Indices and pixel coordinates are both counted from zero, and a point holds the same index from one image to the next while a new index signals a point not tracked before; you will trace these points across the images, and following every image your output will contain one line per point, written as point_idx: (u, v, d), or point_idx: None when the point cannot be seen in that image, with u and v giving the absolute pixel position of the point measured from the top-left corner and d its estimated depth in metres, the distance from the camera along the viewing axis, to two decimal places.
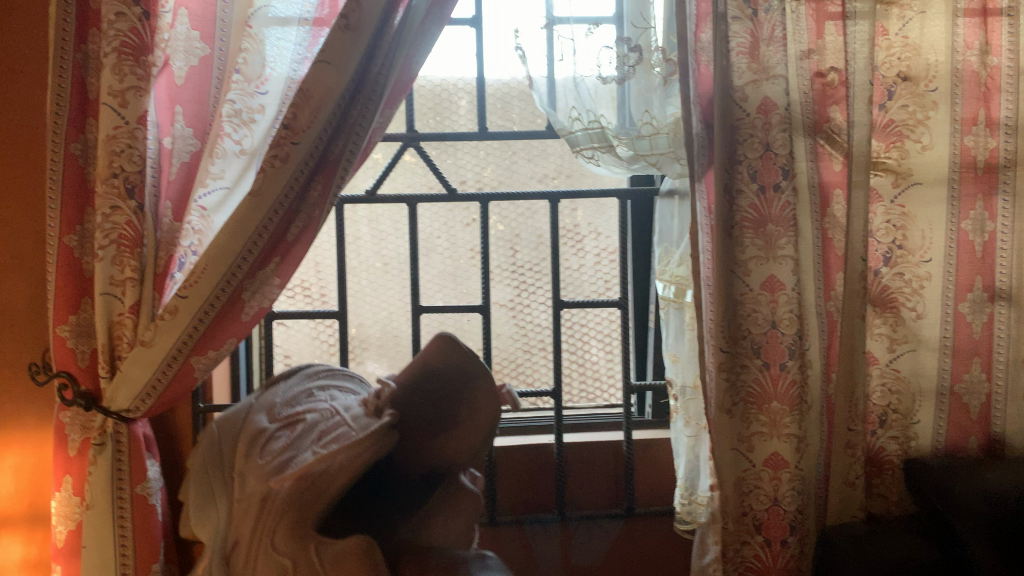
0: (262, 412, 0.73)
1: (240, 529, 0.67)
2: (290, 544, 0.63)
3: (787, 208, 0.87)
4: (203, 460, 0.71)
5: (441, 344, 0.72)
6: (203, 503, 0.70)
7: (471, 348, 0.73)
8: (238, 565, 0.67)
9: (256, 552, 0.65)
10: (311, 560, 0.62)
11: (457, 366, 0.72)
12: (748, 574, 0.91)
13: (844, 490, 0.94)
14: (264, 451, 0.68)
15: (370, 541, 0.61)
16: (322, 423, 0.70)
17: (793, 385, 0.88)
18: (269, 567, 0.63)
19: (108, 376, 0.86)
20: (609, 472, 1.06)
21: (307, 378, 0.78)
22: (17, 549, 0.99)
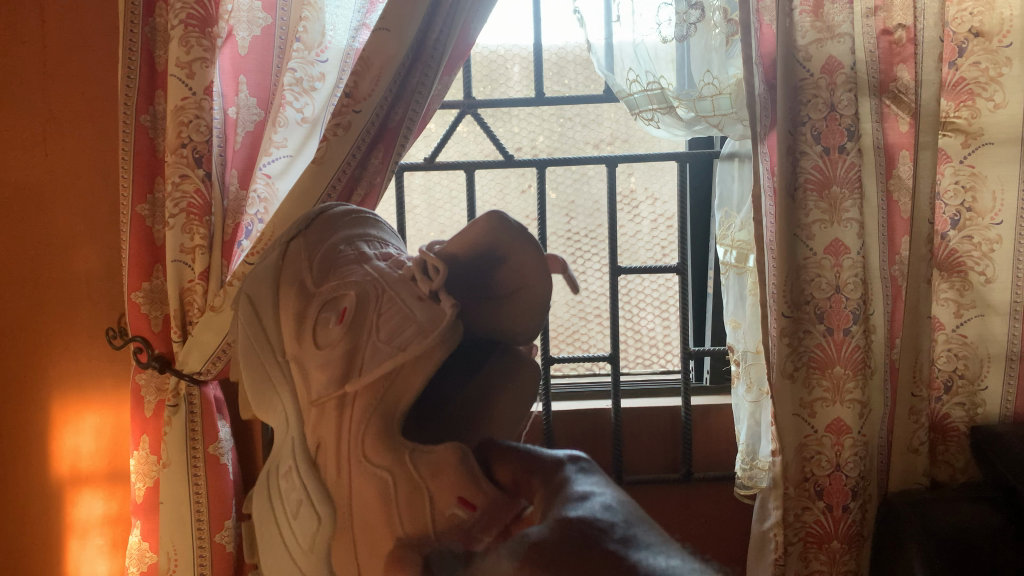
0: (295, 281, 0.58)
1: (319, 432, 0.53)
2: (384, 456, 0.50)
3: (853, 169, 0.86)
4: (248, 340, 0.57)
5: (490, 224, 0.58)
6: (262, 390, 0.57)
7: (520, 224, 0.59)
8: (327, 472, 0.53)
9: (345, 464, 0.52)
10: (409, 472, 0.50)
11: (506, 245, 0.58)
12: (808, 539, 0.91)
13: (906, 455, 0.94)
14: (318, 338, 0.55)
15: (465, 449, 0.50)
16: (372, 298, 0.55)
17: (857, 351, 0.87)
18: (366, 486, 0.50)
19: (180, 339, 0.88)
20: (667, 437, 1.07)
21: (330, 233, 0.61)
22: (100, 505, 1.04)
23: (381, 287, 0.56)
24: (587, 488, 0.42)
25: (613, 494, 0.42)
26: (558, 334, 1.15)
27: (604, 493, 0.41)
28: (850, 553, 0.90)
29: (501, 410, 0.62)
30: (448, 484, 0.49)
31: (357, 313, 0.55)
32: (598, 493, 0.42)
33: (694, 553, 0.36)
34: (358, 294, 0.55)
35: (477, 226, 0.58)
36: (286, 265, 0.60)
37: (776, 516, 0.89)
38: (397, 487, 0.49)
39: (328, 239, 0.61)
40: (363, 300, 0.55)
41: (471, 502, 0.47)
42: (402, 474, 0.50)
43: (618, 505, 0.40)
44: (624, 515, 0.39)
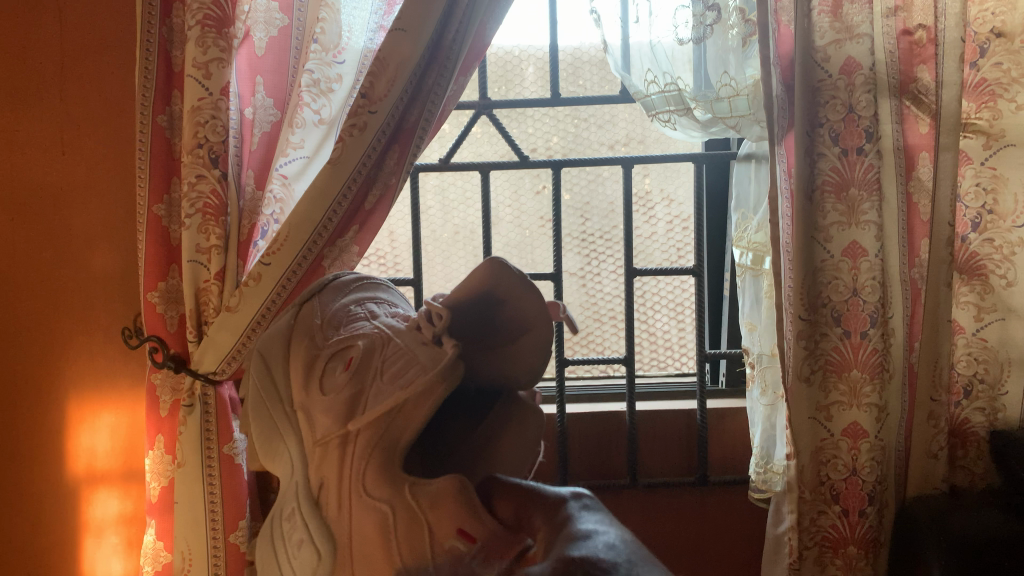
0: (307, 336, 0.60)
1: (323, 473, 0.55)
2: (384, 489, 0.52)
3: (871, 171, 0.85)
4: (258, 394, 0.58)
5: (490, 273, 0.60)
6: (269, 435, 0.58)
7: (519, 269, 0.60)
8: (330, 510, 0.54)
9: (346, 500, 0.53)
10: (409, 505, 0.51)
11: (505, 291, 0.60)
12: (824, 543, 0.90)
13: (926, 461, 0.93)
14: (325, 385, 0.57)
15: (465, 480, 0.50)
16: (376, 349, 0.58)
17: (874, 354, 0.86)
18: (367, 518, 0.52)
19: (196, 340, 0.89)
20: (682, 441, 1.06)
21: (343, 292, 0.65)
22: (115, 503, 1.04)
23: (387, 337, 0.58)
24: (589, 525, 0.42)
25: (617, 533, 0.41)
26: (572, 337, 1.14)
27: (607, 533, 0.41)
28: (867, 559, 0.89)
29: (510, 439, 0.63)
30: (447, 516, 0.49)
31: (363, 361, 0.57)
32: (600, 532, 0.41)
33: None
34: (366, 344, 0.58)
35: (477, 273, 0.60)
36: (298, 322, 0.62)
37: (789, 520, 0.89)
38: (397, 519, 0.50)
39: (341, 299, 0.64)
40: (368, 350, 0.58)
41: (469, 532, 0.48)
42: (403, 506, 0.51)
43: (623, 545, 0.39)
44: (629, 555, 0.38)
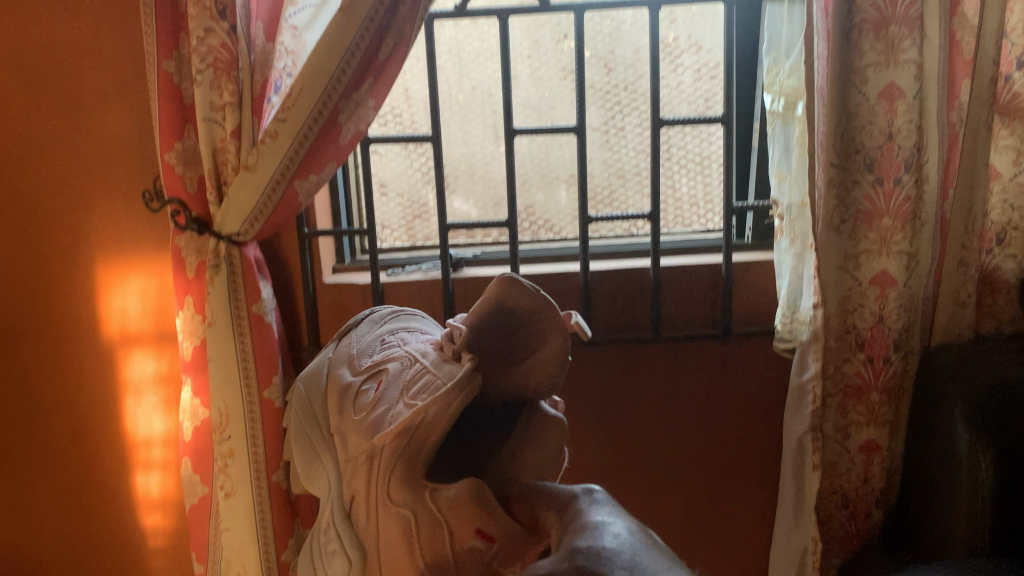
0: (344, 364, 0.72)
1: (353, 488, 0.64)
2: (406, 496, 0.60)
3: (914, 6, 0.79)
4: (299, 422, 0.71)
5: (503, 287, 0.66)
6: (309, 460, 0.70)
7: (529, 286, 0.65)
8: (360, 519, 0.63)
9: (372, 511, 0.62)
10: (430, 509, 0.59)
11: (517, 307, 0.66)
12: (848, 391, 0.92)
13: (953, 308, 0.93)
14: (356, 409, 0.67)
15: (480, 482, 0.58)
16: (403, 372, 0.67)
17: (907, 201, 0.84)
18: (392, 523, 0.60)
19: (216, 202, 0.88)
20: (707, 294, 1.03)
21: (379, 324, 0.76)
22: (151, 364, 1.06)
23: (414, 360, 0.68)
24: (597, 524, 0.45)
25: (627, 531, 0.45)
26: (596, 195, 1.12)
27: (615, 529, 0.44)
28: (888, 405, 0.91)
29: (533, 452, 0.69)
30: (465, 518, 0.57)
31: (391, 380, 0.67)
32: (606, 529, 0.44)
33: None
34: (395, 367, 0.68)
35: (489, 292, 0.66)
36: (338, 350, 0.75)
37: (814, 369, 0.89)
38: (419, 524, 0.59)
39: (388, 325, 0.76)
40: (396, 372, 0.67)
41: (488, 532, 0.56)
42: (425, 512, 0.59)
43: (634, 543, 0.43)
44: (641, 553, 0.42)
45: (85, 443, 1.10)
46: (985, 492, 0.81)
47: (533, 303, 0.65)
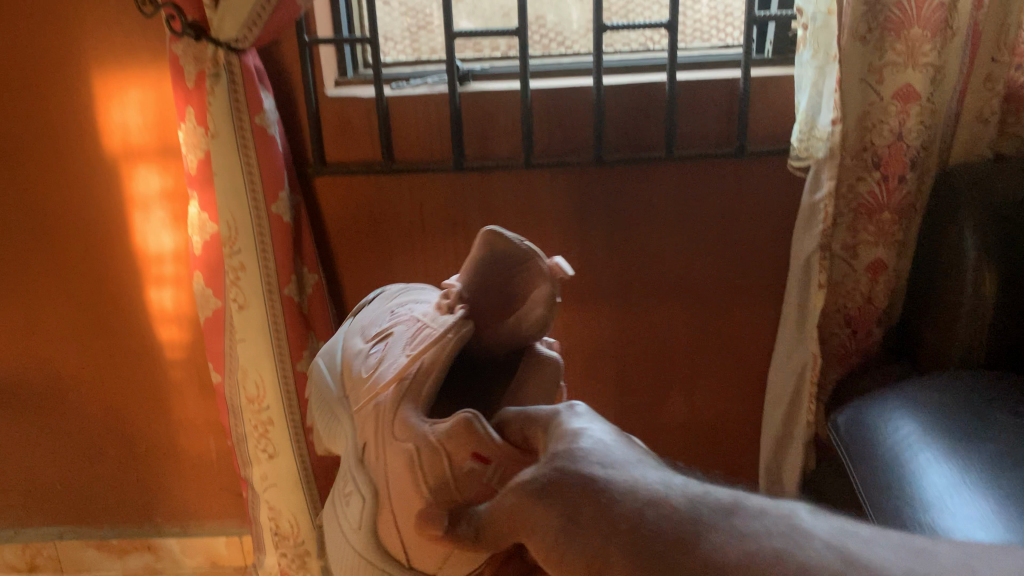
0: (357, 329, 0.68)
1: (363, 434, 0.59)
2: (407, 432, 0.55)
3: None
4: (317, 390, 0.67)
5: (485, 243, 0.60)
6: (330, 422, 0.64)
7: (512, 235, 0.61)
8: (370, 463, 0.58)
9: (381, 450, 0.57)
10: (430, 441, 0.53)
11: (504, 256, 0.61)
12: (860, 211, 0.91)
13: (974, 126, 0.90)
14: (360, 366, 0.63)
15: (474, 411, 0.53)
16: (403, 332, 0.63)
17: (940, 8, 0.80)
18: (399, 460, 0.54)
19: (211, 4, 0.83)
20: (722, 111, 0.97)
21: (392, 294, 0.72)
22: (156, 179, 1.00)
23: (412, 321, 0.63)
24: (580, 421, 0.47)
25: (608, 431, 0.47)
26: (611, 6, 1.08)
27: (597, 429, 0.46)
28: (897, 224, 0.91)
29: (529, 401, 0.59)
30: (462, 443, 0.52)
31: (392, 338, 0.63)
32: (589, 428, 0.47)
33: (699, 486, 0.42)
34: (398, 327, 0.64)
35: (475, 249, 0.62)
36: (352, 323, 0.71)
37: (827, 188, 0.87)
38: (421, 457, 0.53)
39: (396, 293, 0.71)
40: (397, 333, 0.63)
41: (486, 454, 0.52)
42: (423, 441, 0.54)
43: (616, 445, 0.45)
44: (625, 456, 0.44)
45: (91, 265, 1.05)
46: (988, 320, 0.83)
47: (520, 251, 0.61)
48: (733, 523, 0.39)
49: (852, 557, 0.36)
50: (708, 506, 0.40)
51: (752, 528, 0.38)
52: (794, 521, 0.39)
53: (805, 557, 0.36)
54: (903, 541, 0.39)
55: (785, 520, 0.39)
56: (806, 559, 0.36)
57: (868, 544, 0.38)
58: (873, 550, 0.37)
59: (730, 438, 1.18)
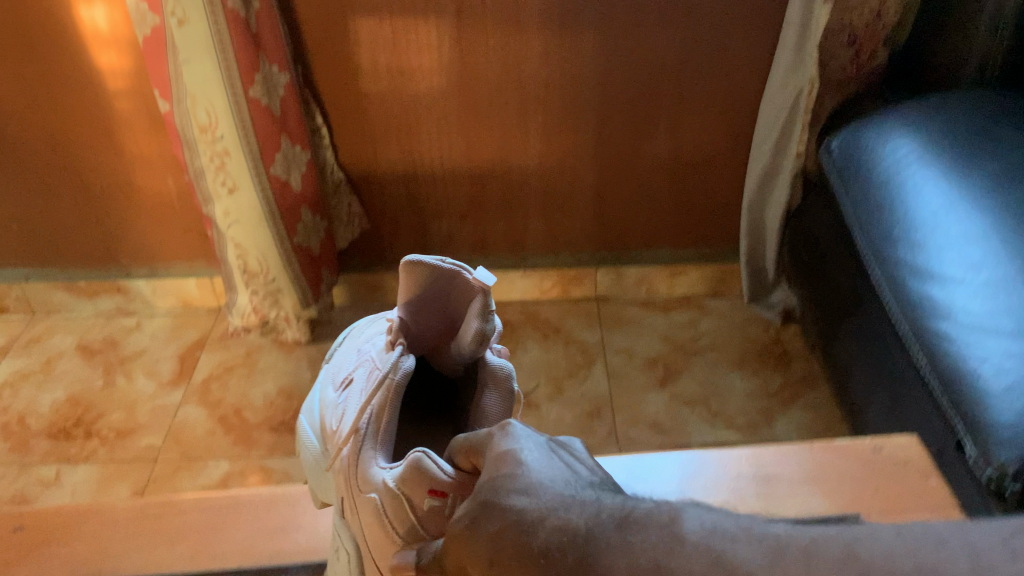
0: (330, 375, 0.60)
1: (342, 498, 0.54)
2: (373, 514, 0.49)
3: None
4: (309, 462, 0.59)
5: (411, 273, 0.54)
6: (319, 479, 0.59)
7: (435, 260, 0.53)
8: (353, 523, 0.53)
9: (354, 512, 0.52)
10: (388, 487, 0.48)
11: (436, 286, 0.55)
12: None
13: None
14: (331, 436, 0.55)
15: (424, 454, 0.46)
16: (363, 379, 0.54)
17: None
18: (369, 516, 0.49)
19: None
20: None
21: (363, 323, 0.63)
22: None
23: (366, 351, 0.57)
24: (513, 434, 0.42)
25: (542, 454, 0.41)
26: None
27: (529, 448, 0.41)
28: None
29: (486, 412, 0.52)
30: (414, 487, 0.46)
31: (348, 399, 0.55)
32: (525, 449, 0.41)
33: (611, 498, 0.36)
34: (349, 384, 0.56)
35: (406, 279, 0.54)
36: (348, 335, 0.64)
37: None
38: (385, 507, 0.48)
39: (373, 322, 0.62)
40: (348, 397, 0.55)
41: (439, 490, 0.46)
42: (382, 491, 0.48)
43: (549, 467, 0.40)
44: (549, 476, 0.39)
45: None
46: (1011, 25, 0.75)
47: (448, 276, 0.54)
48: (620, 537, 0.32)
49: (725, 549, 0.29)
50: (607, 514, 0.34)
51: (635, 539, 0.32)
52: (685, 511, 0.32)
53: (667, 561, 0.30)
54: (798, 538, 0.29)
55: (675, 511, 0.32)
56: (673, 557, 0.30)
57: (760, 521, 0.31)
58: (754, 531, 0.30)
59: (709, 164, 1.05)
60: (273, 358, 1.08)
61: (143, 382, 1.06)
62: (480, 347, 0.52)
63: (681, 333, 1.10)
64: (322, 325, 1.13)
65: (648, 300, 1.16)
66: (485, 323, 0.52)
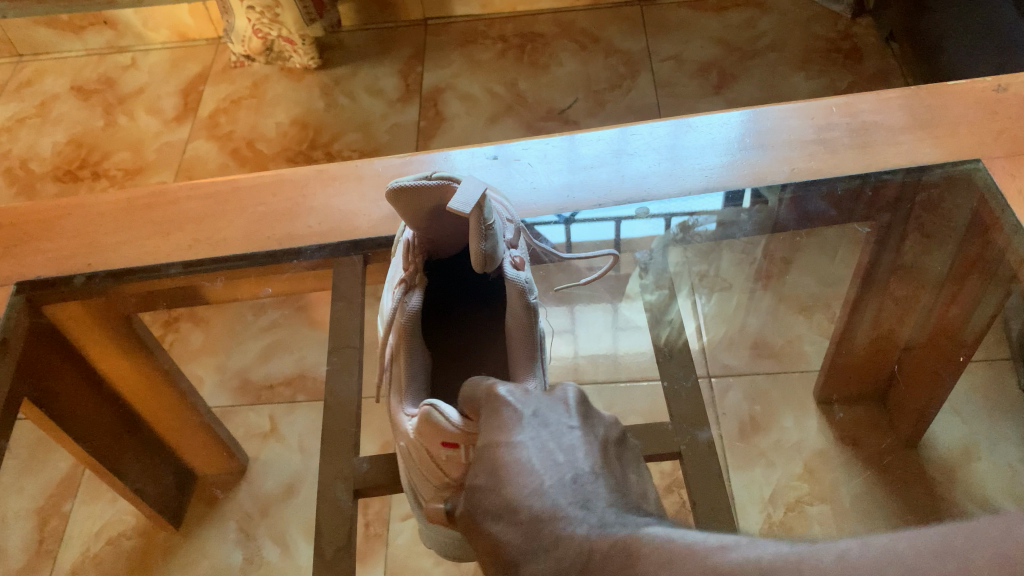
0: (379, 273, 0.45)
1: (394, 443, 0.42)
2: (411, 463, 0.38)
3: None
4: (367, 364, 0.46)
5: (403, 201, 0.35)
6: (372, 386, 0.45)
7: (416, 179, 0.34)
8: (405, 474, 0.41)
9: (405, 466, 0.40)
10: (413, 443, 0.36)
11: (430, 216, 0.36)
12: None
13: None
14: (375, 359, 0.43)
15: (433, 404, 0.34)
16: (386, 313, 0.40)
17: None
18: (415, 472, 0.38)
19: None
20: None
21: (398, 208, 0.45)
22: None
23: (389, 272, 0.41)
24: (501, 419, 0.32)
25: (528, 442, 0.32)
26: None
27: (516, 451, 0.31)
28: None
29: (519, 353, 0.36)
30: (428, 438, 0.35)
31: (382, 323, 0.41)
32: (510, 442, 0.32)
33: (591, 524, 0.28)
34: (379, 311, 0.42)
35: (400, 206, 0.36)
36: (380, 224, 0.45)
37: None
38: (419, 463, 0.37)
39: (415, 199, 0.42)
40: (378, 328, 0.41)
41: (453, 442, 0.34)
42: (409, 440, 0.36)
43: (534, 469, 0.31)
44: (530, 487, 0.30)
45: None
46: None
47: (441, 197, 0.35)
48: None
49: None
50: (575, 564, 0.27)
51: None
52: (643, 551, 0.25)
53: None
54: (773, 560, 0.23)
55: (634, 554, 0.25)
56: None
57: (718, 556, 0.24)
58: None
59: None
60: (282, 87, 0.98)
61: (147, 121, 0.98)
62: (492, 263, 0.35)
63: (738, 35, 0.97)
64: (332, 49, 1.02)
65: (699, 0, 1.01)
66: (489, 241, 0.34)
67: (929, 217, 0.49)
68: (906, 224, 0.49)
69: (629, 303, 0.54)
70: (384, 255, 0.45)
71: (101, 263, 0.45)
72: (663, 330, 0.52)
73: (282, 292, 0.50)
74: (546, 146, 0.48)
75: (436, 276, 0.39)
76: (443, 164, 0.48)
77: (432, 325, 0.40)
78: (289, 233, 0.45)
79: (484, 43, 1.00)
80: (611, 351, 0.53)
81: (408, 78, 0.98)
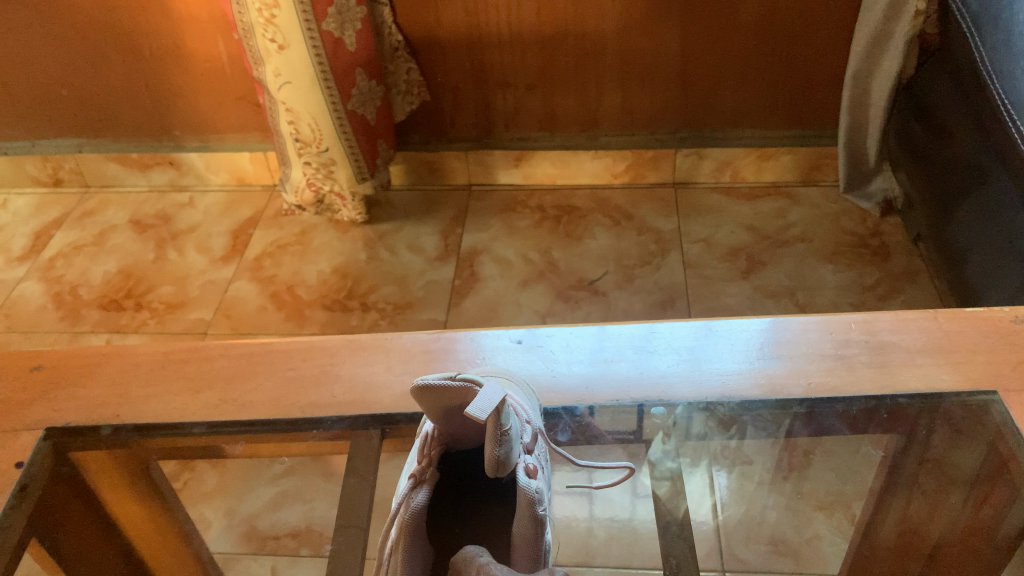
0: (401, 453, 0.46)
1: None
2: None
3: None
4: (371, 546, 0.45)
5: (428, 400, 0.36)
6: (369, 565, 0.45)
7: (440, 378, 0.36)
8: None
9: None
10: None
11: (448, 414, 0.37)
12: None
13: None
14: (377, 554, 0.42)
15: None
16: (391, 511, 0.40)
17: None
18: None
19: None
20: None
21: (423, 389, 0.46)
22: None
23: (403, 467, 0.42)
24: None
25: None
26: None
27: None
28: None
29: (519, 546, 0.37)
30: None
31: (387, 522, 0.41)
32: None
33: None
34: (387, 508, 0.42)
35: (423, 405, 0.37)
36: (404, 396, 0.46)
37: None
38: None
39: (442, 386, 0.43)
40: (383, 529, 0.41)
41: None
42: None
43: None
44: None
45: None
46: None
47: (459, 399, 0.36)
48: None
49: None
50: None
51: None
52: None
53: None
54: None
55: None
56: None
57: None
58: None
59: (816, 25, 0.90)
60: (328, 237, 1.03)
61: (195, 258, 1.02)
62: (505, 466, 0.36)
63: (768, 223, 1.00)
64: (379, 205, 1.07)
65: (731, 187, 1.06)
66: (503, 447, 0.35)
67: (960, 418, 0.47)
68: (934, 427, 0.48)
69: (649, 472, 0.52)
70: (403, 430, 0.46)
71: (129, 415, 0.46)
72: (681, 503, 0.51)
73: (298, 454, 0.50)
74: (571, 335, 0.50)
75: (448, 464, 0.40)
76: (469, 344, 0.49)
77: (436, 512, 0.40)
78: (311, 401, 0.46)
79: (523, 211, 1.05)
80: (629, 520, 0.50)
81: (448, 238, 1.02)
